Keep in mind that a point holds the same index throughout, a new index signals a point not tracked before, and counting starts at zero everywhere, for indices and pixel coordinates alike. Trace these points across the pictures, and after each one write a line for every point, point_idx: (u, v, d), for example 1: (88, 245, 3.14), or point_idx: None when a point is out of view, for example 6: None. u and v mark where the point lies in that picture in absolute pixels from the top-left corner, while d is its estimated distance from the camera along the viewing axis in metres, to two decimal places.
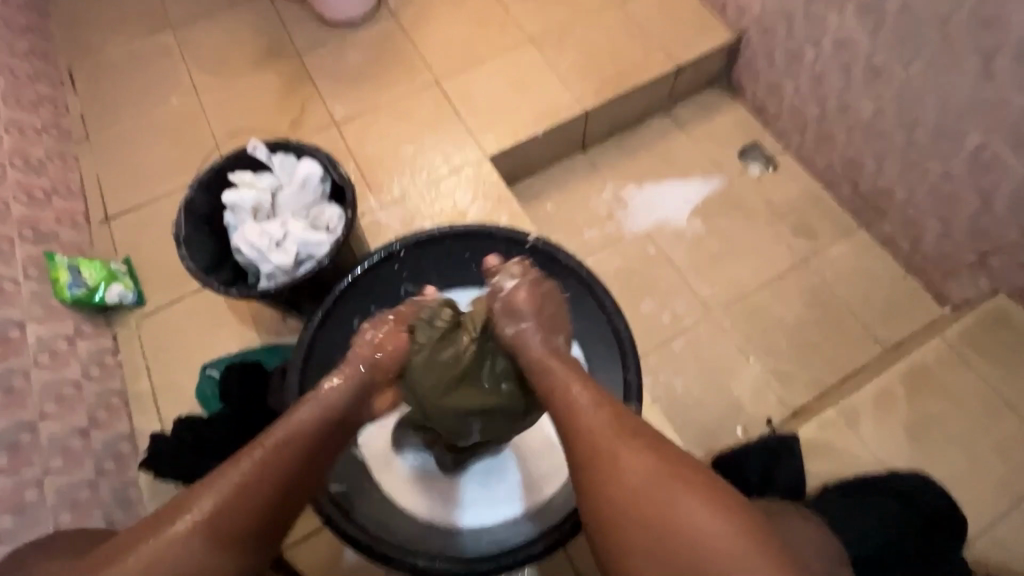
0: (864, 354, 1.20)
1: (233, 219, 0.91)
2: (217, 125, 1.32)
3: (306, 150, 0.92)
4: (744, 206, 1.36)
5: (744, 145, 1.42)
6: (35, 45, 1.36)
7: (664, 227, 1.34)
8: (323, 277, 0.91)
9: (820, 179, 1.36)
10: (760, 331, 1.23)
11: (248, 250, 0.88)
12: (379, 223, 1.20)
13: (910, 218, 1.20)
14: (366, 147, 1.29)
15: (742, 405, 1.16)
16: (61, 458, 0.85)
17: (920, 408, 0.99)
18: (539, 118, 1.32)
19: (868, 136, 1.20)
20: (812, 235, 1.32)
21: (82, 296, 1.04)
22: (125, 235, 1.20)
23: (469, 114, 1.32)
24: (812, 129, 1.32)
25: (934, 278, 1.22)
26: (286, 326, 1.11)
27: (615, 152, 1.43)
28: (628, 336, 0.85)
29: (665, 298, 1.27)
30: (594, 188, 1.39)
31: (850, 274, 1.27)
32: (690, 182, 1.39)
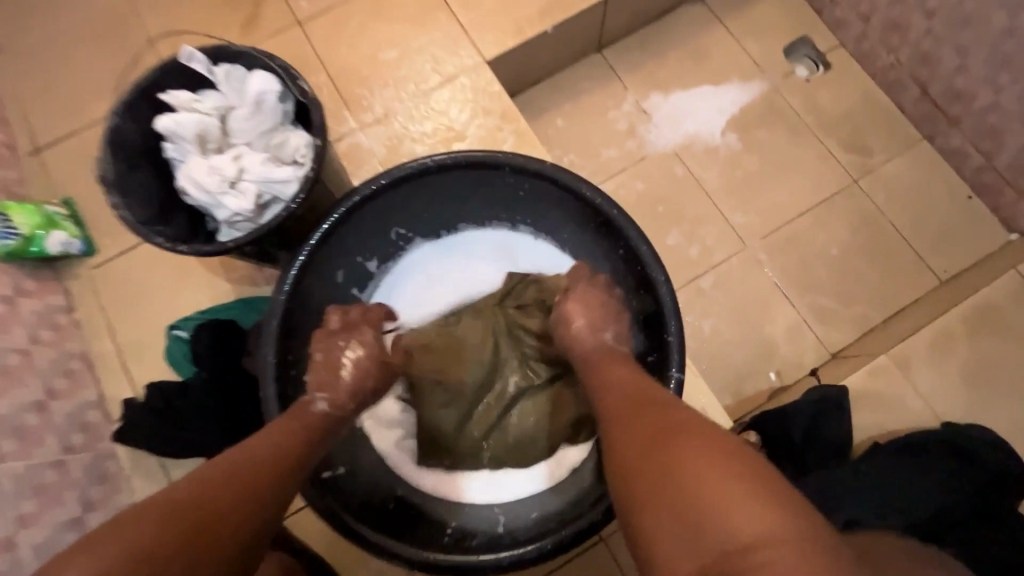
0: (917, 286, 1.07)
1: (174, 153, 0.72)
2: (152, 28, 1.08)
3: (257, 59, 0.71)
4: (788, 116, 1.16)
5: (792, 39, 1.19)
6: None
7: (695, 144, 1.15)
8: (295, 223, 0.75)
9: (881, 80, 1.15)
10: (801, 265, 1.09)
11: (196, 193, 0.70)
12: (361, 148, 1.01)
13: (989, 128, 1.01)
14: (337, 52, 1.06)
15: (777, 347, 1.05)
16: (15, 440, 0.75)
17: (983, 352, 0.88)
18: (547, 9, 1.07)
19: (952, 25, 0.98)
20: (866, 150, 1.14)
21: (16, 247, 0.88)
22: (60, 170, 1.02)
23: (462, 6, 1.07)
24: (879, 17, 1.09)
25: (1005, 199, 1.06)
26: (263, 275, 0.96)
27: (638, 51, 1.20)
28: (670, 296, 0.68)
29: (694, 228, 1.11)
30: (613, 98, 1.18)
31: (907, 196, 1.11)
32: (726, 88, 1.18)
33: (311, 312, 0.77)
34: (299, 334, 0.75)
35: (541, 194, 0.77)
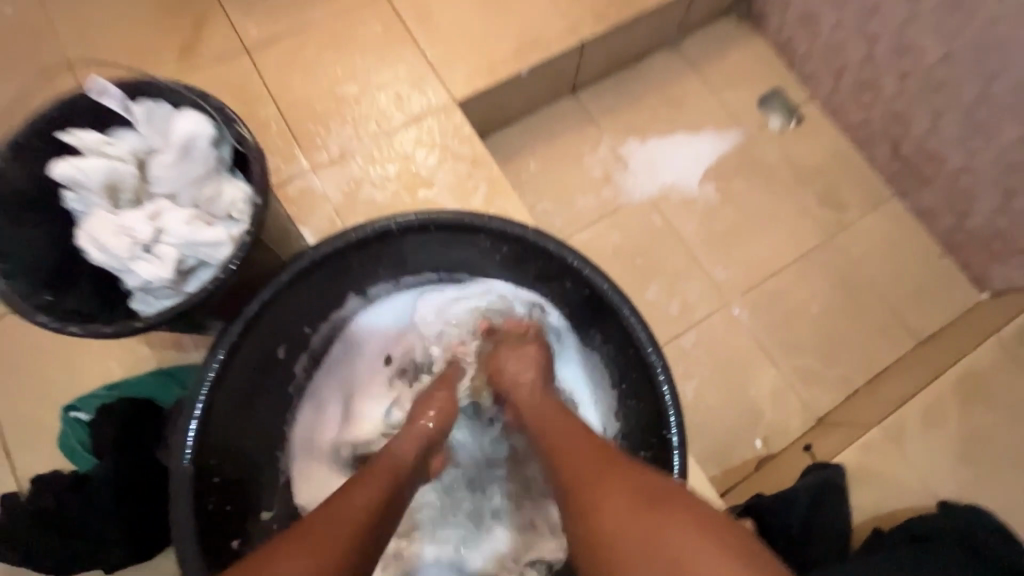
0: (897, 345, 1.04)
1: (76, 204, 0.59)
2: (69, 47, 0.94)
3: (187, 96, 0.60)
4: (765, 168, 1.14)
5: (765, 92, 1.18)
6: None
7: (673, 194, 1.11)
8: (228, 291, 0.63)
9: (852, 137, 1.15)
10: (782, 323, 1.04)
11: (100, 256, 0.57)
12: (312, 192, 0.90)
13: (961, 189, 1.01)
14: (289, 84, 0.95)
15: (762, 411, 0.99)
16: None
17: (974, 424, 0.85)
18: (522, 50, 1.01)
19: (925, 87, 0.98)
20: (840, 205, 1.12)
21: None
22: None
23: (430, 41, 1.00)
24: (851, 75, 1.08)
25: (976, 259, 1.05)
26: (191, 338, 0.81)
27: (614, 96, 1.15)
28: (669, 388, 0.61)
29: (675, 282, 1.05)
30: (588, 143, 1.12)
31: (883, 254, 1.09)
32: (702, 137, 1.14)
33: (243, 393, 0.64)
34: (227, 426, 0.62)
35: (522, 260, 0.69)
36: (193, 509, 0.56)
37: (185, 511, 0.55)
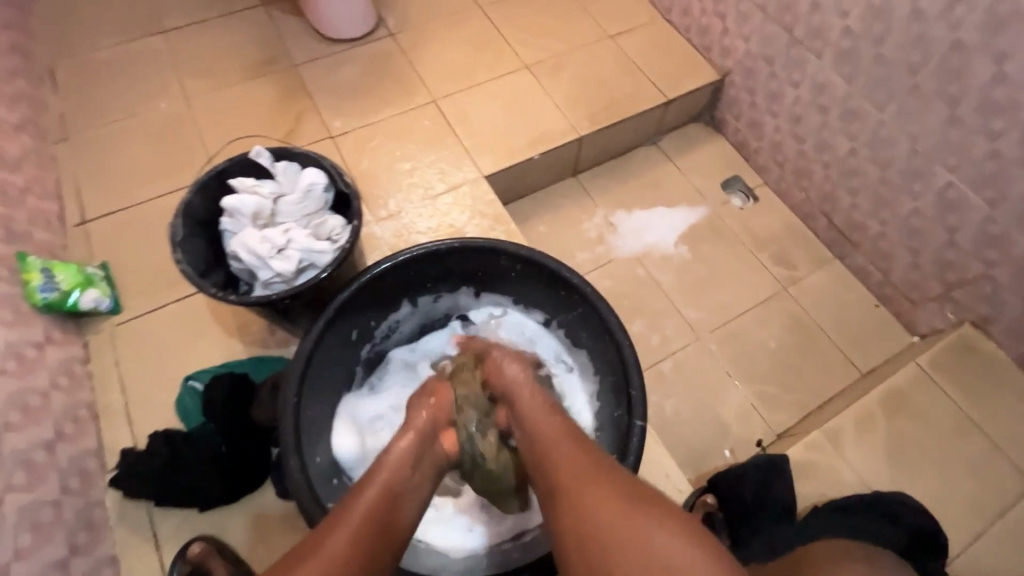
0: (843, 376, 1.25)
1: (231, 225, 0.88)
2: (206, 133, 1.29)
3: (311, 159, 0.91)
4: (728, 234, 1.42)
5: (726, 177, 1.49)
6: (16, 43, 1.31)
7: (653, 252, 1.38)
8: (322, 288, 0.89)
9: (797, 212, 1.43)
10: (745, 355, 1.26)
11: (247, 257, 0.85)
12: (374, 237, 1.19)
13: (882, 250, 1.27)
14: (361, 161, 1.29)
15: (729, 427, 1.19)
16: (22, 474, 0.78)
17: (898, 431, 1.03)
18: (534, 142, 1.35)
19: (842, 173, 1.28)
20: (791, 264, 1.38)
21: (55, 300, 0.98)
22: (102, 239, 1.15)
23: (466, 134, 1.34)
24: (790, 165, 1.39)
25: (904, 308, 1.28)
26: (275, 338, 1.06)
27: (606, 177, 1.48)
28: (634, 362, 0.83)
29: (655, 320, 1.30)
30: (586, 212, 1.42)
31: (828, 303, 1.33)
32: (677, 210, 1.44)
33: (326, 361, 0.88)
34: (314, 382, 0.86)
35: (530, 275, 0.93)
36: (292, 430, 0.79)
37: (287, 434, 0.78)
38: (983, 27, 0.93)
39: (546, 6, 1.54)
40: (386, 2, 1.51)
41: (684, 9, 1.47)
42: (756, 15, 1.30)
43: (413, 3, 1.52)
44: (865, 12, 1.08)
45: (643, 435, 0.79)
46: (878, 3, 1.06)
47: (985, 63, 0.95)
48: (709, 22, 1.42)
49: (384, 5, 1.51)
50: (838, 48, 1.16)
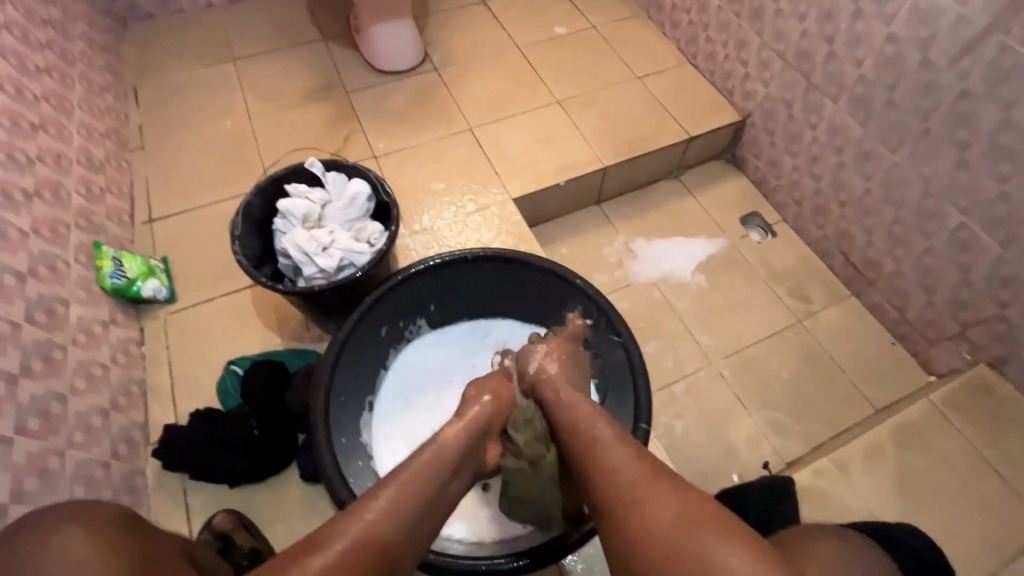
0: (857, 411, 1.26)
1: (282, 225, 0.98)
2: (264, 148, 1.43)
3: (358, 171, 1.02)
4: (745, 266, 1.45)
5: (746, 212, 1.54)
6: (109, 63, 1.48)
7: (670, 278, 1.43)
8: (358, 285, 0.97)
9: (815, 249, 1.47)
10: (756, 383, 1.29)
11: (295, 253, 0.95)
12: (407, 248, 1.29)
13: (898, 288, 1.29)
14: (400, 180, 1.40)
15: (738, 452, 1.21)
16: (82, 434, 0.87)
17: (909, 464, 1.05)
18: (561, 170, 1.44)
19: (859, 212, 1.32)
20: (807, 298, 1.41)
21: (121, 286, 1.09)
22: (165, 236, 1.27)
23: (498, 159, 1.44)
24: (808, 203, 1.44)
25: (919, 346, 1.29)
26: (309, 334, 1.16)
27: (627, 206, 1.55)
28: (640, 368, 0.89)
29: (669, 342, 1.34)
30: (607, 238, 1.49)
31: (843, 337, 1.35)
32: (695, 240, 1.49)
33: (357, 350, 0.95)
34: (346, 369, 0.93)
35: (548, 286, 1.00)
36: (324, 410, 0.86)
37: (319, 415, 0.85)
38: (989, 78, 0.99)
39: (578, 48, 1.66)
40: (433, 40, 1.66)
41: (708, 55, 1.57)
42: (776, 61, 1.38)
43: (457, 42, 1.66)
44: (878, 61, 1.15)
45: (648, 436, 0.83)
46: (891, 53, 1.12)
47: (993, 110, 1.00)
48: (732, 67, 1.51)
49: (430, 42, 1.65)
50: (853, 93, 1.23)
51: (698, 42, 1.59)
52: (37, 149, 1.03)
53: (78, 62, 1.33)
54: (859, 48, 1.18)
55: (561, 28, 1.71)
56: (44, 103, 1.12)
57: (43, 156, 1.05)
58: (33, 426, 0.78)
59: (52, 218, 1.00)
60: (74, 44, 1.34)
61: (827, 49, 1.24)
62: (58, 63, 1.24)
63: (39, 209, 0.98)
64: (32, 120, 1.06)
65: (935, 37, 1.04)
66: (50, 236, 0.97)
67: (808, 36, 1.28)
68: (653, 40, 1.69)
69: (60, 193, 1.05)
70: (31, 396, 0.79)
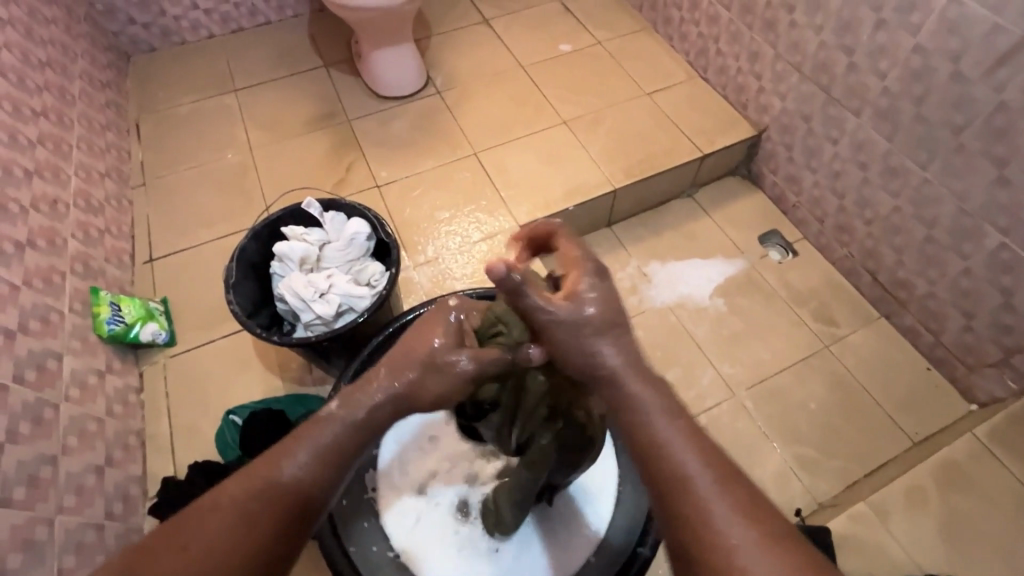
0: (892, 445, 1.18)
1: (280, 269, 0.95)
2: (265, 181, 1.40)
3: (356, 210, 0.98)
4: (766, 288, 1.38)
5: (765, 231, 1.47)
6: (111, 100, 1.47)
7: (688, 303, 1.37)
8: (359, 331, 0.93)
9: (839, 267, 1.39)
10: (783, 416, 1.22)
11: (292, 299, 0.91)
12: (411, 281, 1.24)
13: (931, 311, 1.21)
14: (404, 209, 1.35)
15: (766, 491, 1.14)
16: (73, 496, 0.83)
17: (954, 506, 0.97)
18: (570, 194, 1.39)
19: (886, 230, 1.24)
20: (833, 321, 1.33)
21: (118, 332, 1.06)
22: (165, 277, 1.24)
23: (503, 184, 1.40)
24: (830, 220, 1.37)
25: (958, 372, 1.21)
26: (311, 376, 1.12)
27: (639, 228, 1.49)
28: None
29: (688, 372, 1.27)
30: (619, 262, 1.43)
31: (874, 363, 1.27)
32: (712, 262, 1.43)
33: None
34: None
35: None
36: None
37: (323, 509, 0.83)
38: None
39: (584, 66, 1.62)
40: (435, 63, 1.63)
41: (720, 68, 1.51)
42: (793, 74, 1.31)
43: (460, 63, 1.63)
44: (903, 73, 1.09)
45: None
46: (917, 64, 1.06)
47: None
48: (745, 80, 1.45)
49: (433, 65, 1.62)
50: (877, 107, 1.16)
51: (708, 55, 1.53)
52: (31, 197, 1.01)
53: (77, 101, 1.32)
54: (882, 60, 1.11)
55: (566, 45, 1.67)
56: (40, 147, 1.10)
57: (37, 203, 1.02)
58: (19, 495, 0.74)
59: (46, 267, 0.98)
60: (73, 83, 1.33)
61: (848, 61, 1.18)
62: (56, 104, 1.22)
63: (32, 259, 0.95)
64: (27, 166, 1.04)
65: (966, 48, 0.97)
66: (43, 287, 0.95)
67: (826, 47, 1.21)
68: (661, 54, 1.64)
69: (55, 239, 1.03)
70: (18, 462, 0.75)
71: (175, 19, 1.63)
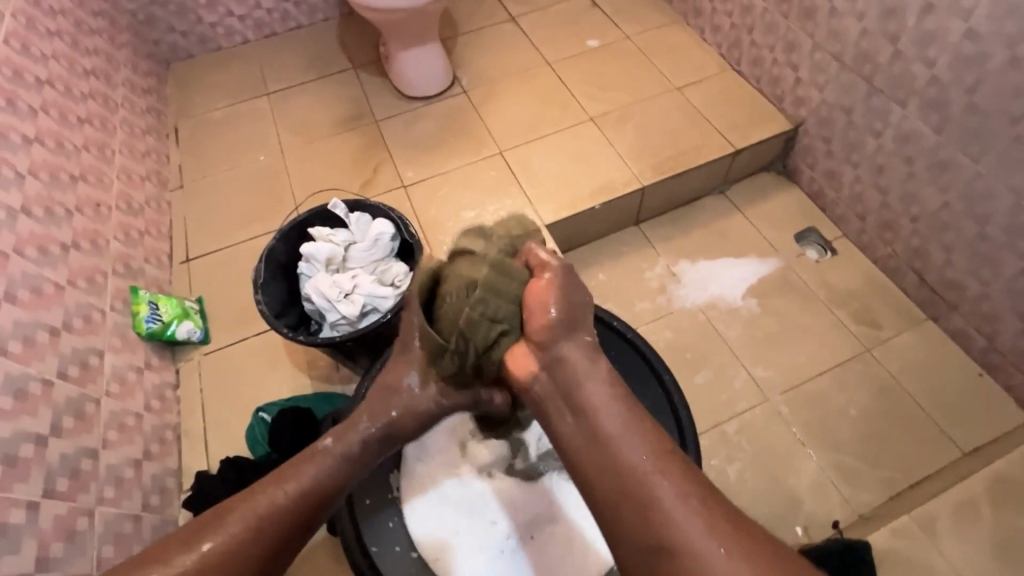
0: (940, 456, 1.11)
1: (306, 269, 0.96)
2: (295, 182, 1.43)
3: (381, 210, 0.99)
4: (803, 288, 1.32)
5: (801, 228, 1.41)
6: (151, 105, 1.53)
7: (718, 303, 1.32)
8: (383, 331, 0.94)
9: (883, 267, 1.32)
10: (820, 421, 1.16)
11: (318, 299, 0.93)
12: None
13: (984, 313, 1.14)
14: (430, 209, 1.36)
15: (802, 501, 1.09)
16: (112, 488, 0.86)
17: (1009, 524, 0.92)
18: (597, 192, 1.36)
19: (934, 228, 1.17)
20: (875, 323, 1.26)
21: (156, 330, 1.10)
22: (200, 276, 1.28)
23: (529, 184, 1.38)
24: (873, 217, 1.30)
25: (1014, 379, 1.14)
26: (338, 375, 1.14)
27: (667, 226, 1.45)
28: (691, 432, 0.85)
29: (719, 375, 1.23)
30: (647, 261, 1.40)
31: (919, 368, 1.20)
32: (745, 260, 1.38)
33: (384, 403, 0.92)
34: None
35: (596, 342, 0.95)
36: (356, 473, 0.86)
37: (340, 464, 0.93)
38: None
39: (611, 61, 1.59)
40: (462, 62, 1.62)
41: (754, 60, 1.46)
42: (832, 64, 1.25)
43: (486, 61, 1.62)
44: (954, 60, 1.02)
45: None
46: (970, 50, 0.99)
47: None
48: (781, 72, 1.39)
49: (459, 65, 1.62)
50: (924, 97, 1.09)
51: (741, 46, 1.48)
52: (75, 201, 1.06)
53: (120, 107, 1.37)
54: (930, 47, 1.05)
55: (593, 40, 1.64)
56: (85, 152, 1.15)
57: (81, 206, 1.07)
58: (63, 486, 0.77)
59: (89, 267, 1.02)
60: (116, 90, 1.38)
61: (892, 49, 1.12)
62: (100, 111, 1.28)
63: (76, 260, 0.99)
64: (72, 171, 1.08)
65: None
66: (86, 286, 0.99)
67: (868, 35, 1.15)
68: (692, 47, 1.59)
69: (98, 240, 1.07)
70: (61, 454, 0.79)
71: (212, 26, 1.68)
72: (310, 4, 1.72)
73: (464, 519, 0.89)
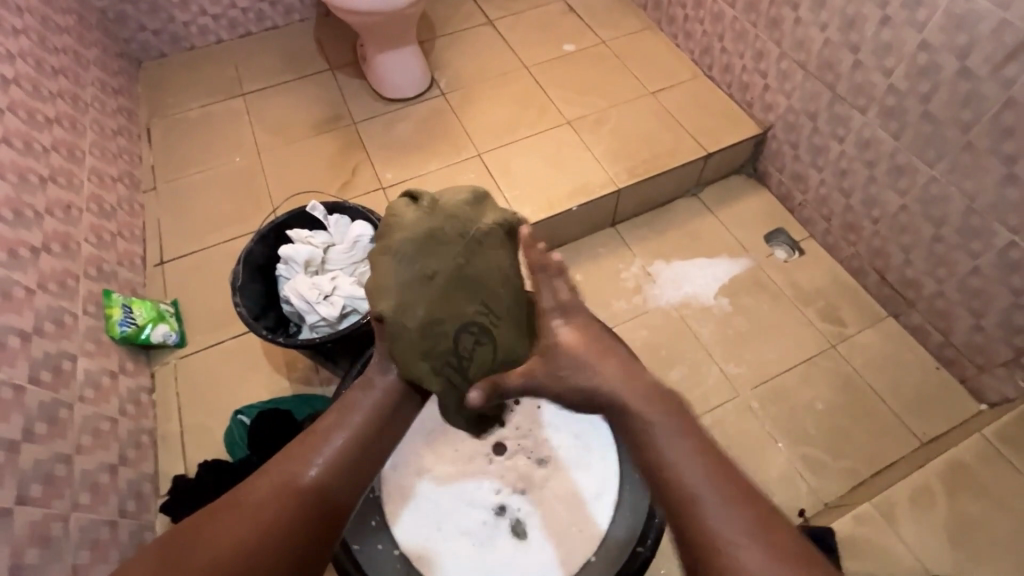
0: (900, 446, 1.17)
1: (285, 271, 0.97)
2: (272, 184, 1.43)
3: (360, 213, 1.00)
4: (772, 287, 1.37)
5: (770, 230, 1.46)
6: (122, 105, 1.50)
7: (692, 302, 1.36)
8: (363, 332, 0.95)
9: (848, 267, 1.38)
10: (788, 415, 1.21)
11: (297, 301, 0.93)
12: None
13: (940, 310, 1.20)
14: None
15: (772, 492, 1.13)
16: (88, 494, 0.85)
17: (963, 509, 0.97)
18: (575, 194, 1.39)
19: (894, 229, 1.23)
20: (840, 321, 1.32)
21: (130, 333, 1.08)
22: (175, 279, 1.27)
23: (508, 186, 1.40)
24: (837, 219, 1.36)
25: (968, 372, 1.20)
26: (318, 377, 1.14)
27: (643, 228, 1.48)
28: None
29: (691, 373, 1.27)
30: (623, 261, 1.43)
31: (880, 363, 1.26)
32: (718, 261, 1.42)
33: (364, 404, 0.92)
34: None
35: None
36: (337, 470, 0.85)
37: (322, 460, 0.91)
38: None
39: (587, 66, 1.62)
40: (440, 65, 1.64)
41: (724, 66, 1.51)
42: (797, 71, 1.30)
43: (464, 64, 1.64)
44: (909, 70, 1.08)
45: None
46: (924, 61, 1.05)
47: None
48: (750, 79, 1.44)
49: (437, 67, 1.63)
50: (883, 104, 1.15)
51: (713, 53, 1.53)
52: (45, 203, 1.04)
53: (90, 107, 1.35)
54: (888, 57, 1.10)
55: (569, 45, 1.67)
56: (54, 153, 1.13)
57: (52, 209, 1.05)
58: (36, 493, 0.76)
59: (60, 270, 1.00)
60: (86, 90, 1.36)
61: (854, 59, 1.17)
62: (69, 111, 1.25)
63: (46, 263, 0.97)
64: (41, 172, 1.06)
65: (974, 44, 0.96)
66: (58, 290, 0.97)
67: (831, 44, 1.20)
68: (666, 53, 1.63)
69: (69, 243, 1.06)
70: (34, 460, 0.78)
71: (185, 25, 1.65)
72: (286, 4, 1.71)
73: (446, 518, 0.91)
